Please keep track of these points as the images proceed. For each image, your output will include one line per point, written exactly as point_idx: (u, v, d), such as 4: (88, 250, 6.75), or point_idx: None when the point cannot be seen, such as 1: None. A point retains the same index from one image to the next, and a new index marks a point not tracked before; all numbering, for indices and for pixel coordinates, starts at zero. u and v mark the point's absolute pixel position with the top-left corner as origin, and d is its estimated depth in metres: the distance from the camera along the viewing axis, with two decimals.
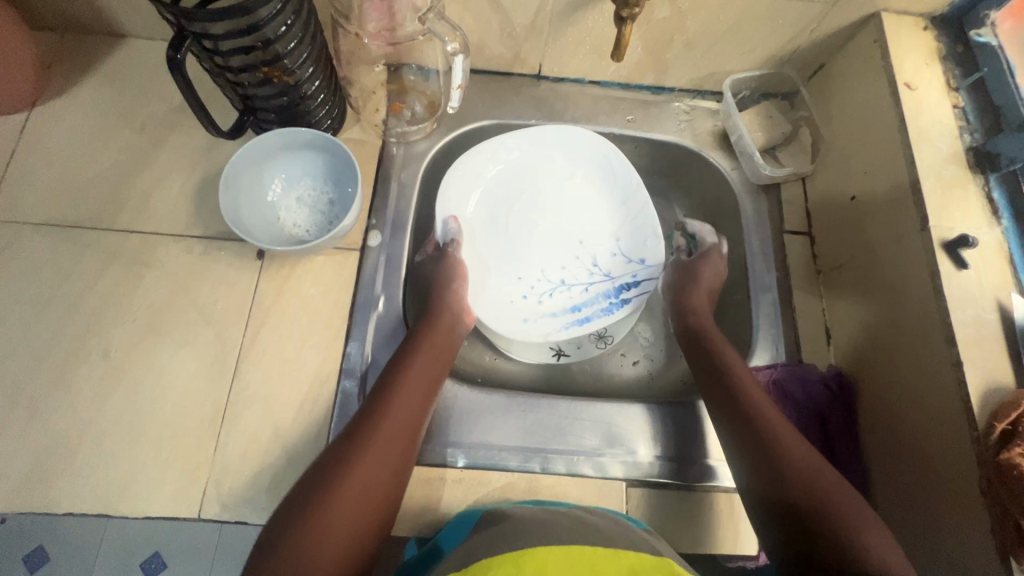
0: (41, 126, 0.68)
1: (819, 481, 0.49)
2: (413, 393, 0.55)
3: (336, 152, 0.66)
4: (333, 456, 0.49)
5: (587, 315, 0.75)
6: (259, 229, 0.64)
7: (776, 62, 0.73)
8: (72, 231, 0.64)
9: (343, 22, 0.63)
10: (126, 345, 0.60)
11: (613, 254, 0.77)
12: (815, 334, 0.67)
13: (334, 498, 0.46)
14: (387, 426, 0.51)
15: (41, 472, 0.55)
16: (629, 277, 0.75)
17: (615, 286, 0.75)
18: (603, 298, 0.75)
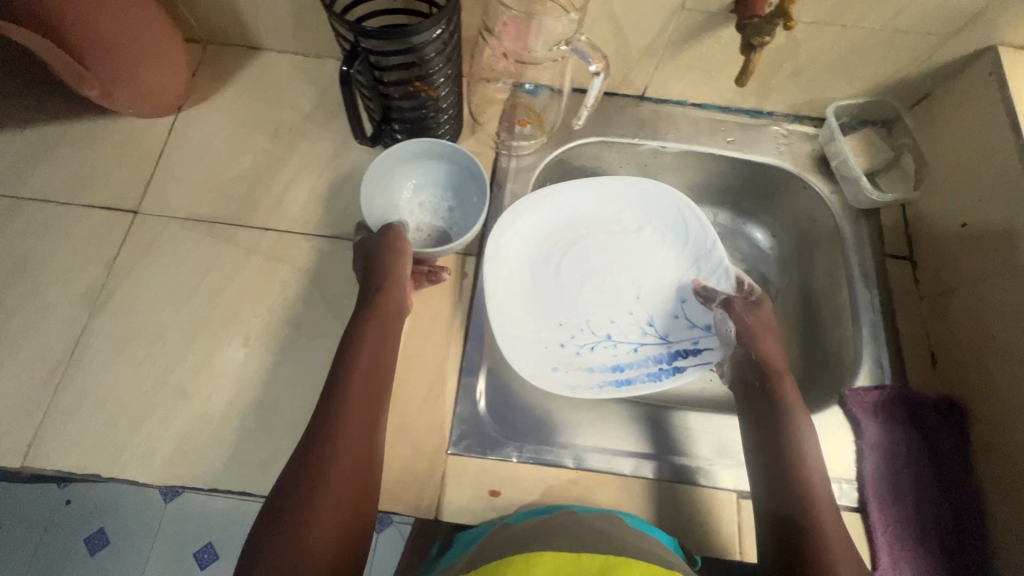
0: (186, 129, 0.74)
1: (819, 527, 0.53)
2: (366, 393, 0.54)
3: (462, 165, 0.70)
4: (303, 467, 0.50)
5: (630, 377, 0.70)
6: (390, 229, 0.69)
7: (881, 90, 0.75)
8: (214, 226, 0.69)
9: (487, 34, 0.69)
10: (263, 334, 0.64)
11: (674, 316, 0.74)
12: (920, 358, 0.68)
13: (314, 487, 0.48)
14: (354, 434, 0.52)
15: (186, 449, 0.59)
16: (689, 343, 0.72)
17: (671, 351, 0.72)
18: (653, 362, 0.71)
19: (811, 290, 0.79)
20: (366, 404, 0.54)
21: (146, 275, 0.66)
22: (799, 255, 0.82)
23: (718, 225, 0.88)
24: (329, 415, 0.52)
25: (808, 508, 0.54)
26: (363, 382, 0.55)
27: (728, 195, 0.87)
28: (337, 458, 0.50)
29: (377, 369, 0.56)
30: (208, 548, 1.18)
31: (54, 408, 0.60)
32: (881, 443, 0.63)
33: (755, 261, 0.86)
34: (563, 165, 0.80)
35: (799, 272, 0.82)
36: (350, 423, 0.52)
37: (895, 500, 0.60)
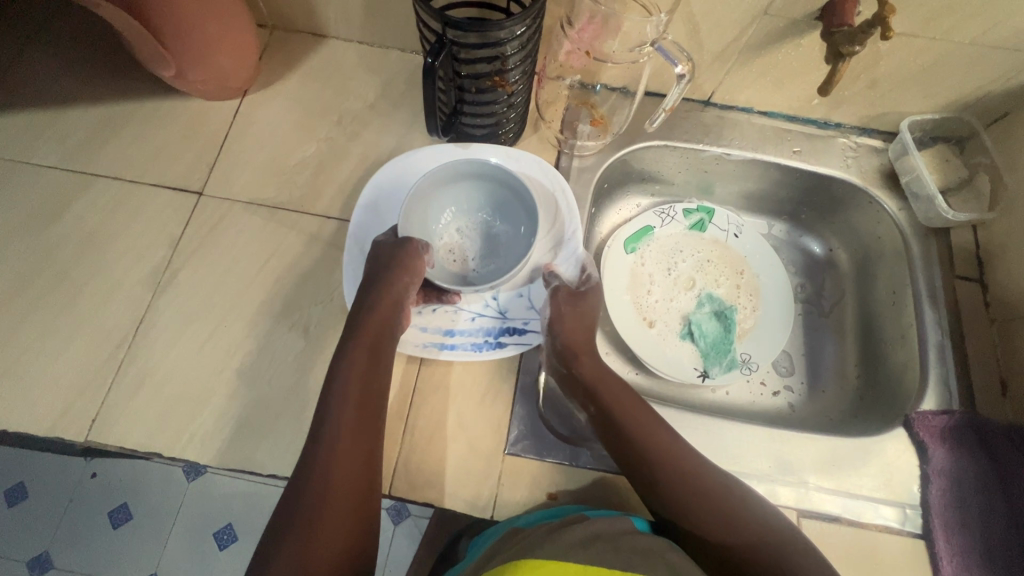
0: (250, 113, 0.74)
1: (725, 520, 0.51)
2: (359, 421, 0.52)
3: (513, 202, 0.66)
4: (287, 508, 0.48)
5: (455, 344, 0.63)
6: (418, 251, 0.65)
7: (958, 106, 0.73)
8: (277, 211, 0.69)
9: (566, 27, 0.67)
10: (323, 322, 0.64)
11: (517, 294, 0.66)
12: (990, 383, 0.66)
13: (317, 498, 0.48)
14: (345, 468, 0.49)
15: (246, 433, 0.59)
16: (520, 322, 0.65)
17: (502, 327, 0.64)
18: (485, 334, 0.64)
19: (871, 307, 0.78)
20: (358, 437, 0.51)
21: (209, 257, 0.66)
22: (859, 272, 0.81)
23: (775, 236, 0.87)
24: (318, 449, 0.50)
25: (713, 508, 0.52)
26: (355, 408, 0.52)
27: (786, 205, 0.85)
28: (326, 494, 0.48)
29: (370, 395, 0.54)
30: (229, 527, 1.25)
31: (117, 383, 0.61)
32: (948, 469, 0.61)
33: (810, 274, 0.85)
34: (623, 165, 0.79)
35: (857, 288, 0.80)
36: (339, 448, 0.50)
37: (961, 527, 0.59)
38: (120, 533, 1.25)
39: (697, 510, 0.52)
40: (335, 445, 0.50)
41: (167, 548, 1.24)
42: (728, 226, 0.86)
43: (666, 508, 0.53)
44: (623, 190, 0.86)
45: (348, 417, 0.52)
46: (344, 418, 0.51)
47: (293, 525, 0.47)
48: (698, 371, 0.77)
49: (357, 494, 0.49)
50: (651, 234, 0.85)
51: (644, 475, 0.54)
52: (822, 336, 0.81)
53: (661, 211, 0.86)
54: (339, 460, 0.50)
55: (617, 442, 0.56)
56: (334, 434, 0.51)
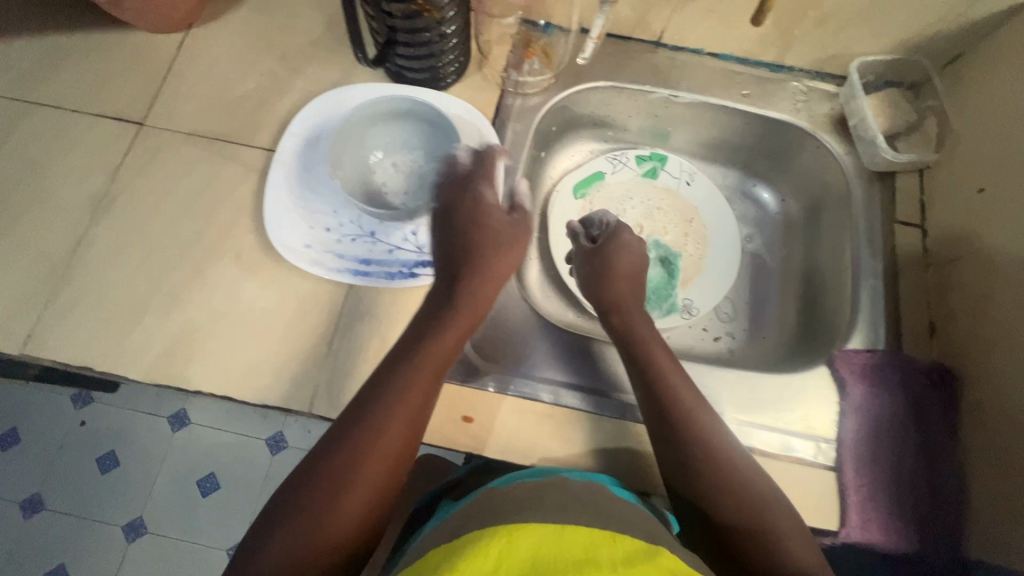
0: (195, 47, 0.74)
1: (760, 516, 0.49)
2: (405, 417, 0.48)
3: (443, 140, 0.67)
4: (295, 490, 0.45)
5: (369, 272, 0.63)
6: (348, 178, 0.66)
7: (910, 48, 0.71)
8: (216, 143, 0.70)
9: None
10: (254, 250, 0.65)
11: (436, 229, 0.66)
12: (918, 326, 0.65)
13: (348, 462, 0.45)
14: (386, 437, 0.46)
15: (175, 352, 0.61)
16: (434, 255, 0.64)
17: (417, 259, 0.64)
18: (399, 266, 0.64)
19: (815, 255, 0.77)
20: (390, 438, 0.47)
21: (149, 187, 0.67)
22: (807, 220, 0.80)
23: (727, 185, 0.87)
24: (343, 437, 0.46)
25: (752, 506, 0.49)
26: (425, 380, 0.50)
27: (740, 154, 0.84)
28: (339, 488, 0.44)
29: (428, 394, 0.50)
30: (213, 476, 1.30)
31: (54, 302, 0.62)
32: (868, 408, 0.61)
33: (760, 224, 0.84)
34: (569, 107, 0.78)
35: (805, 236, 0.80)
36: (390, 414, 0.47)
37: (874, 461, 0.59)
38: (110, 475, 1.31)
39: (720, 500, 0.50)
40: (365, 440, 0.46)
41: (154, 489, 1.30)
42: (681, 174, 0.86)
43: (710, 522, 0.50)
44: (574, 135, 0.85)
45: (417, 386, 0.49)
46: (414, 387, 0.49)
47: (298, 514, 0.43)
48: None
49: (375, 497, 0.45)
50: (603, 180, 0.85)
51: (696, 484, 0.51)
52: (765, 285, 0.81)
53: (613, 157, 0.86)
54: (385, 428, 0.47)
55: (657, 412, 0.54)
56: (379, 393, 0.48)
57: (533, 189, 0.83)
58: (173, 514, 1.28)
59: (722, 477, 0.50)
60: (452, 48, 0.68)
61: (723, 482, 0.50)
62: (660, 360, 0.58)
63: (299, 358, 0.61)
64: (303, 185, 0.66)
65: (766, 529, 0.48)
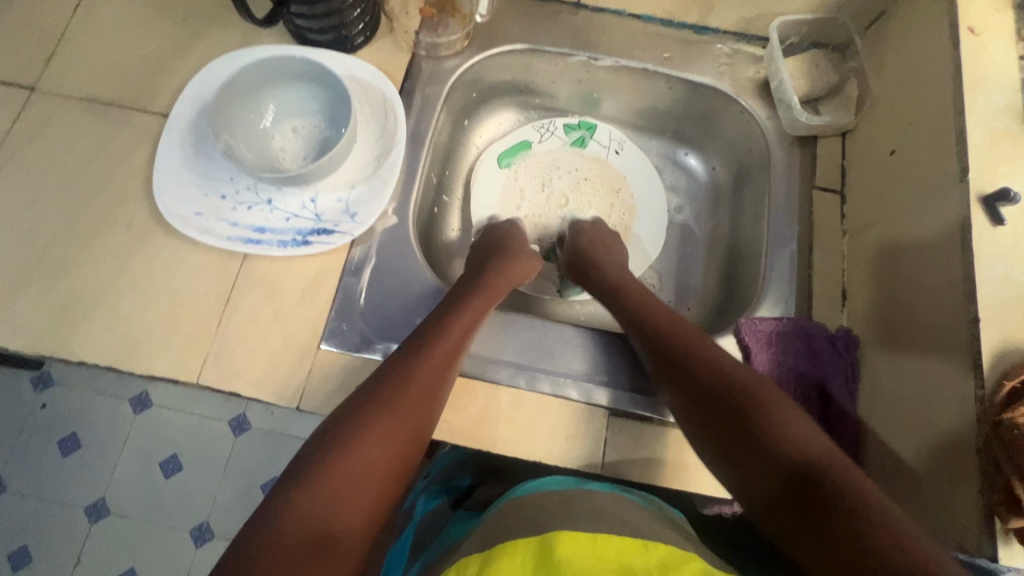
0: (92, 9, 0.71)
1: (786, 441, 0.47)
2: (422, 396, 0.52)
3: (341, 103, 0.64)
4: (315, 452, 0.47)
5: (262, 240, 0.61)
6: (239, 142, 0.62)
7: (831, 6, 0.68)
8: (110, 108, 0.67)
9: None
10: (145, 219, 0.63)
11: (335, 196, 0.63)
12: (830, 294, 0.64)
13: (360, 433, 0.48)
14: (403, 413, 0.51)
15: (60, 322, 0.59)
16: (331, 223, 0.62)
17: (313, 227, 0.62)
18: (295, 234, 0.62)
19: (739, 225, 0.75)
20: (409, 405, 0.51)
21: (40, 153, 0.65)
22: (733, 188, 0.78)
23: (657, 154, 0.84)
24: (363, 403, 0.50)
25: (774, 427, 0.47)
26: (438, 362, 0.54)
27: (669, 122, 0.82)
28: (356, 447, 0.48)
29: (443, 375, 0.54)
30: (174, 458, 1.21)
31: None
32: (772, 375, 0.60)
33: (690, 194, 0.82)
34: (486, 70, 0.76)
35: (731, 205, 0.78)
36: (405, 390, 0.52)
37: None
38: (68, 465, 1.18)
39: (743, 431, 0.48)
40: (385, 405, 0.50)
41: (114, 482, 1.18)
42: (609, 143, 0.83)
43: (733, 464, 0.49)
44: (499, 102, 0.82)
45: (428, 366, 0.53)
46: (426, 367, 0.53)
47: (321, 472, 0.46)
48: (558, 287, 0.77)
49: (388, 458, 0.49)
50: (529, 150, 0.83)
51: (715, 428, 0.50)
52: (691, 256, 0.80)
53: (540, 125, 0.83)
54: (401, 402, 0.51)
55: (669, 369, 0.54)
56: (397, 373, 0.53)
57: (455, 158, 0.81)
58: (127, 503, 1.18)
59: (753, 406, 0.49)
60: (353, 6, 0.64)
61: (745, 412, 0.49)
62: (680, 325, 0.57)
63: (188, 329, 0.59)
64: (197, 152, 0.64)
65: (798, 458, 0.46)
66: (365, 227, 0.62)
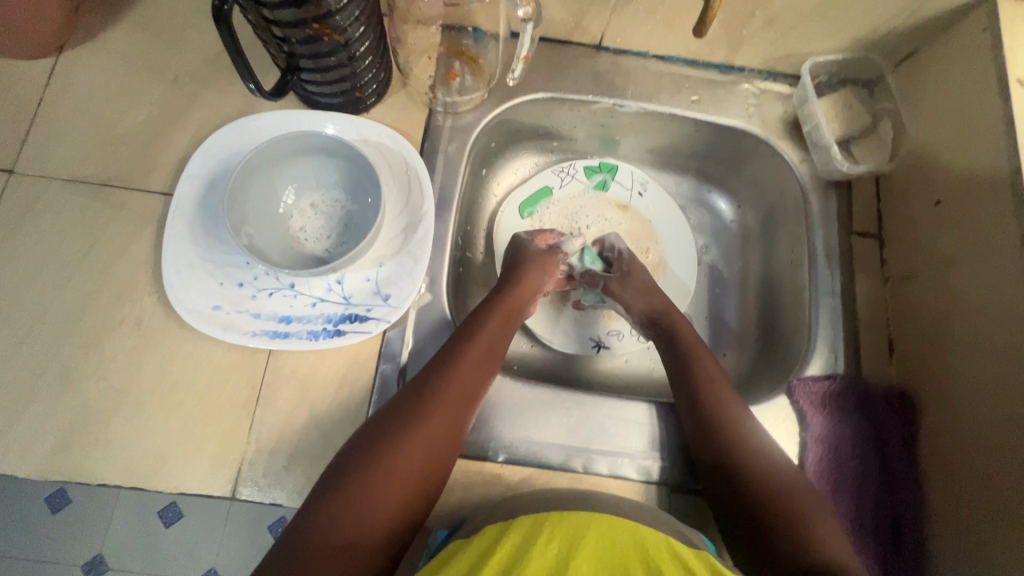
0: (69, 73, 0.64)
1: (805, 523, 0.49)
2: (440, 427, 0.52)
3: (363, 174, 0.59)
4: (352, 459, 0.49)
5: (290, 332, 0.57)
6: (258, 225, 0.57)
7: (863, 46, 0.66)
8: (103, 189, 0.61)
9: None
10: (157, 314, 0.57)
11: (363, 276, 0.59)
12: (876, 346, 0.63)
13: (378, 461, 0.48)
14: (420, 441, 0.50)
15: (72, 440, 0.54)
16: (362, 308, 0.58)
17: (343, 313, 0.58)
18: (324, 322, 0.57)
19: (773, 268, 0.74)
20: (443, 418, 0.53)
21: (27, 246, 0.58)
22: (762, 228, 0.76)
23: (680, 194, 0.82)
24: (402, 410, 0.52)
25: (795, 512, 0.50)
26: (456, 389, 0.54)
27: (693, 160, 0.79)
28: (390, 459, 0.49)
29: (462, 409, 0.54)
30: None
31: None
32: (829, 436, 0.59)
33: (717, 234, 0.80)
34: (506, 121, 0.72)
35: (761, 246, 0.76)
36: (425, 420, 0.51)
37: (833, 491, 0.57)
38: None
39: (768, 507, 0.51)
40: (420, 417, 0.51)
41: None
42: (632, 184, 0.80)
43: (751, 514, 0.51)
44: (516, 148, 0.78)
45: (447, 397, 0.53)
46: (446, 397, 0.53)
47: (355, 478, 0.47)
48: (593, 341, 0.74)
49: (420, 470, 0.49)
50: (550, 196, 0.79)
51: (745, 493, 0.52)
52: (723, 299, 0.78)
53: (561, 169, 0.80)
54: (420, 431, 0.51)
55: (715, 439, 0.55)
56: (417, 398, 0.53)
57: (475, 210, 0.76)
58: None
59: (783, 490, 0.52)
60: (371, 68, 0.61)
61: (774, 489, 0.52)
62: (722, 393, 0.59)
63: (217, 435, 0.55)
64: (209, 237, 0.59)
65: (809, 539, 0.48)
66: (401, 310, 0.58)
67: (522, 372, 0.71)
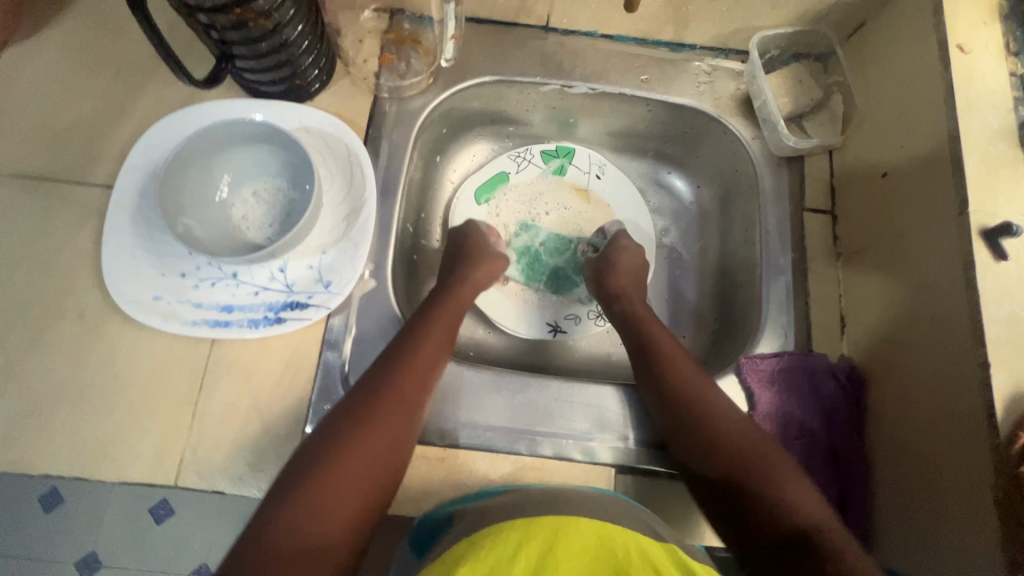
0: (12, 68, 0.64)
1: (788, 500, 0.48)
2: (391, 424, 0.51)
3: (300, 161, 0.58)
4: (309, 456, 0.48)
5: (230, 321, 0.57)
6: (197, 215, 0.56)
7: (812, 18, 0.65)
8: (46, 183, 0.61)
9: None
10: (100, 306, 0.57)
11: (306, 264, 0.59)
12: (828, 323, 0.63)
13: (327, 466, 0.47)
14: (371, 440, 0.49)
15: (16, 432, 0.54)
16: (304, 296, 0.58)
17: (285, 302, 0.58)
18: (266, 310, 0.57)
19: (730, 247, 0.73)
20: (399, 407, 0.52)
21: None
22: (719, 208, 0.76)
23: (639, 175, 0.81)
24: (352, 410, 0.51)
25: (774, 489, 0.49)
26: (405, 384, 0.53)
27: (650, 142, 0.78)
28: (349, 451, 0.48)
29: (411, 403, 0.53)
30: None
31: None
32: (777, 414, 0.59)
33: (676, 215, 0.80)
34: (456, 106, 0.71)
35: (719, 225, 0.75)
36: (374, 419, 0.51)
37: None
38: None
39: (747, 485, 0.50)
40: (376, 409, 0.51)
41: None
42: (590, 167, 0.80)
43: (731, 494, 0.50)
44: (470, 133, 0.78)
45: (397, 393, 0.53)
46: (393, 391, 0.53)
47: (316, 475, 0.47)
48: (550, 326, 0.74)
49: (380, 458, 0.49)
50: (507, 181, 0.79)
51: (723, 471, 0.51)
52: (682, 281, 0.77)
53: (517, 154, 0.79)
54: (371, 431, 0.50)
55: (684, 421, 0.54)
56: (366, 396, 0.52)
57: (429, 197, 0.76)
58: None
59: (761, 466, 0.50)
60: (309, 54, 0.60)
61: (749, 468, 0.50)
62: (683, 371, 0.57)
63: (161, 425, 0.55)
64: (150, 228, 0.59)
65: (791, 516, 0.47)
66: (341, 297, 0.58)
67: (477, 358, 0.71)
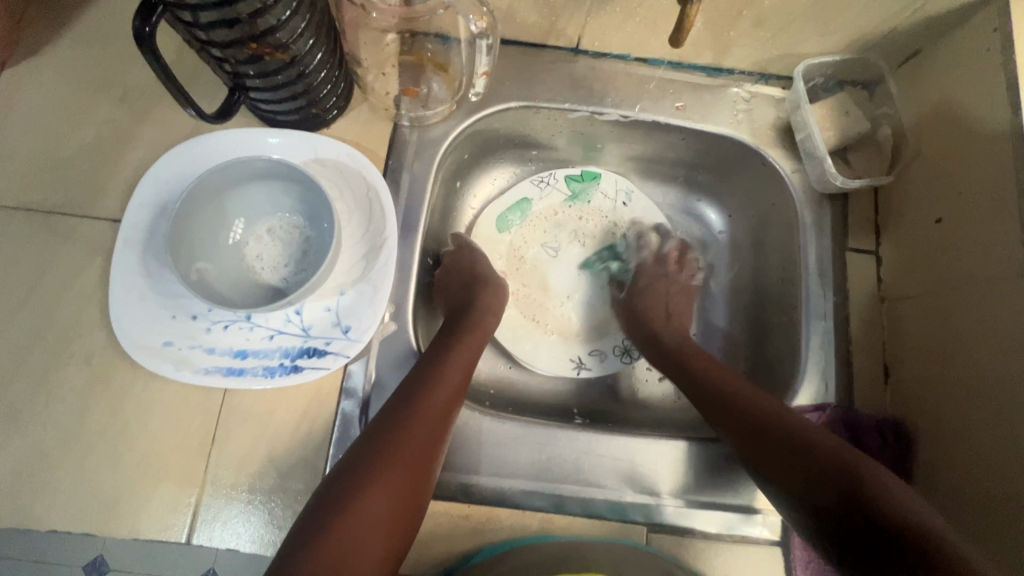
0: (12, 92, 0.60)
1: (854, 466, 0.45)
2: (418, 457, 0.48)
3: (317, 198, 0.55)
4: (338, 491, 0.45)
5: (245, 368, 0.54)
6: (211, 257, 0.54)
7: (862, 46, 0.61)
8: (49, 217, 0.58)
9: None
10: (108, 350, 0.55)
11: (323, 307, 0.56)
12: (869, 372, 0.60)
13: (352, 508, 0.44)
14: (400, 476, 0.46)
15: (21, 486, 0.52)
16: (322, 341, 0.55)
17: (301, 347, 0.55)
18: (281, 356, 0.54)
19: (763, 284, 0.70)
20: (424, 439, 0.49)
21: None
22: (752, 241, 0.72)
23: (666, 203, 0.78)
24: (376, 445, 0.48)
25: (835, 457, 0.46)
26: (432, 418, 0.50)
27: (681, 168, 0.75)
28: (378, 488, 0.45)
29: (437, 435, 0.50)
30: None
31: None
32: None
33: (704, 246, 0.76)
34: (479, 133, 0.68)
35: (753, 259, 0.72)
36: (402, 453, 0.47)
37: None
38: None
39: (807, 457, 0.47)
40: (402, 442, 0.48)
41: None
42: (617, 193, 0.76)
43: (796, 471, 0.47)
44: (492, 158, 0.74)
45: (422, 427, 0.50)
46: (420, 424, 0.50)
47: (344, 516, 0.43)
48: (574, 362, 0.71)
49: (411, 488, 0.47)
50: (529, 208, 0.75)
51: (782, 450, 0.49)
52: (712, 315, 0.74)
53: (540, 179, 0.75)
54: (397, 467, 0.47)
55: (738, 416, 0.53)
56: (391, 428, 0.49)
57: (450, 225, 0.73)
58: None
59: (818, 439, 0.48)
60: (330, 83, 0.56)
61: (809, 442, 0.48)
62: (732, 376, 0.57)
63: (172, 478, 0.53)
64: (159, 268, 0.55)
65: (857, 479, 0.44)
66: (360, 344, 0.55)
67: (499, 397, 0.68)
